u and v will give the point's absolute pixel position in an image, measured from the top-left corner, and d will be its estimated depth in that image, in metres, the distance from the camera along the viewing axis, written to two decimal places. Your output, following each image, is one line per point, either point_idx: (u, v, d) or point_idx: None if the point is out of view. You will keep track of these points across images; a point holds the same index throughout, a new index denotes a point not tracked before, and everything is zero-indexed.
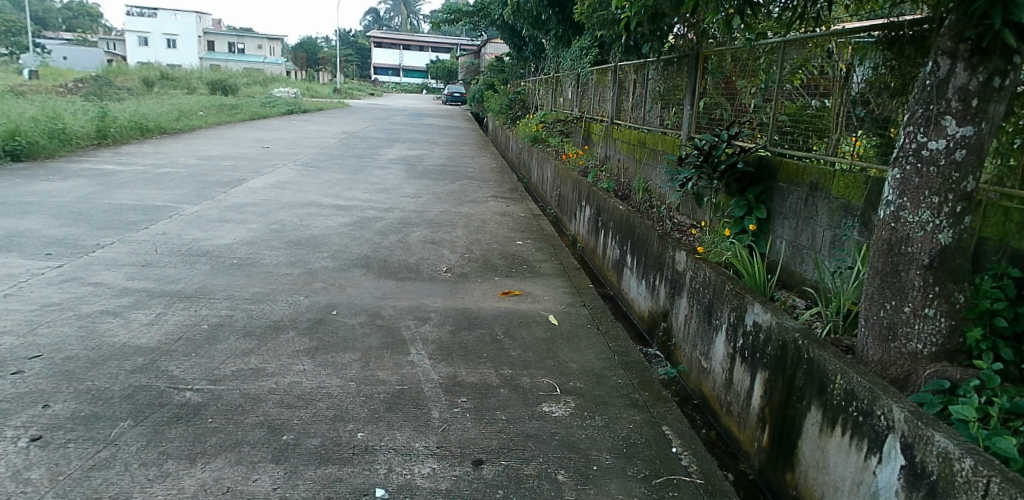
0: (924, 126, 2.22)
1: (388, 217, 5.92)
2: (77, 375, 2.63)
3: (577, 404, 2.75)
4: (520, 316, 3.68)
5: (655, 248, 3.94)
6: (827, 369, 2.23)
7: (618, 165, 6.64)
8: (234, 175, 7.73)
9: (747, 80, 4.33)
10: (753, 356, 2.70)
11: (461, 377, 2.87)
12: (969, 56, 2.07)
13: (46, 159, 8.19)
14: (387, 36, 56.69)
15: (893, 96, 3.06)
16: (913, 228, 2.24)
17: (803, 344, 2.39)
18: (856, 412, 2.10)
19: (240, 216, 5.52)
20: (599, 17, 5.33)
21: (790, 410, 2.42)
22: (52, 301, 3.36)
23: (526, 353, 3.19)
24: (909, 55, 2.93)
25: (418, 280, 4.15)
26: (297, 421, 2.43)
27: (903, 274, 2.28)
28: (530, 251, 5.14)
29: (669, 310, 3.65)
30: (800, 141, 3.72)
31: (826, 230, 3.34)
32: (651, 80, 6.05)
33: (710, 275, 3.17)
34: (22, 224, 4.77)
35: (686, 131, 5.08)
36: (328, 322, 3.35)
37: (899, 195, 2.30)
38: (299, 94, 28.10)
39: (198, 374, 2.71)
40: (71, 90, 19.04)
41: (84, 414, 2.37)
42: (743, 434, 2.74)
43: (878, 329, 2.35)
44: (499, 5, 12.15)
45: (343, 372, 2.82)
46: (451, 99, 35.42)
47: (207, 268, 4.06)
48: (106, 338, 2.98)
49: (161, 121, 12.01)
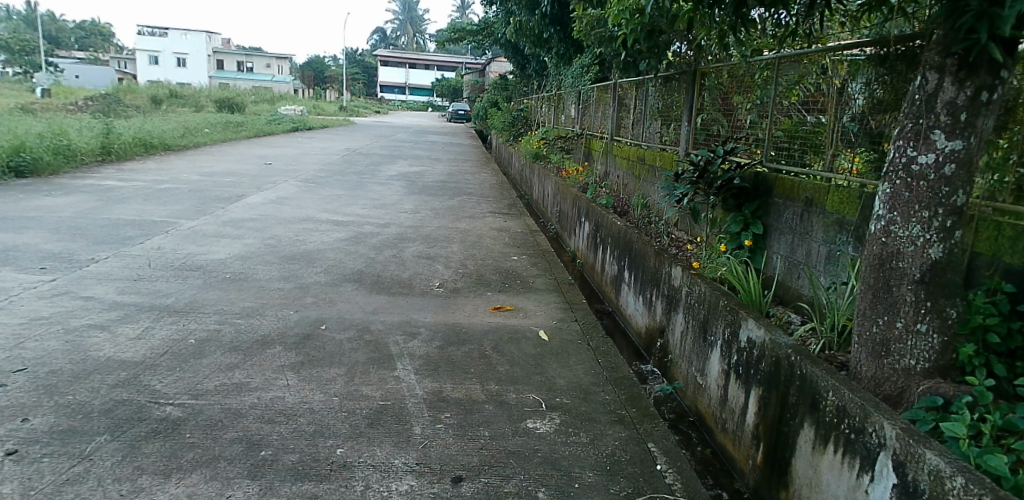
0: (913, 141, 2.21)
1: (385, 233, 5.91)
2: (59, 388, 2.62)
3: (562, 420, 2.72)
4: (510, 331, 3.64)
5: (651, 263, 3.94)
6: (819, 385, 2.21)
7: (617, 181, 6.67)
8: (234, 191, 7.77)
9: (743, 96, 4.34)
10: (748, 372, 2.68)
11: (446, 393, 2.85)
12: (956, 71, 2.07)
13: (50, 176, 8.25)
14: (393, 56, 57.61)
15: (886, 112, 3.06)
16: (904, 243, 2.23)
17: (796, 360, 2.37)
18: (848, 429, 2.07)
19: (237, 232, 5.53)
20: (597, 34, 5.43)
21: (783, 428, 2.39)
22: (40, 314, 3.36)
23: (513, 368, 3.16)
24: (901, 71, 2.96)
25: (410, 295, 4.14)
26: (277, 437, 2.40)
27: (895, 289, 2.26)
28: (525, 267, 5.12)
29: (665, 327, 3.64)
30: (796, 157, 3.71)
31: (821, 244, 3.33)
32: (649, 97, 6.09)
33: (705, 290, 3.17)
34: (19, 238, 4.79)
35: (684, 147, 5.10)
36: (316, 337, 3.33)
37: (889, 209, 2.29)
38: (305, 112, 28.44)
39: (180, 388, 2.69)
40: (80, 107, 19.46)
41: (61, 428, 2.36)
42: (738, 452, 2.71)
43: (871, 345, 2.33)
44: (501, 25, 12.37)
45: (327, 388, 2.80)
46: (456, 116, 35.71)
47: (199, 283, 4.06)
48: (91, 352, 2.96)
49: (166, 138, 12.13)
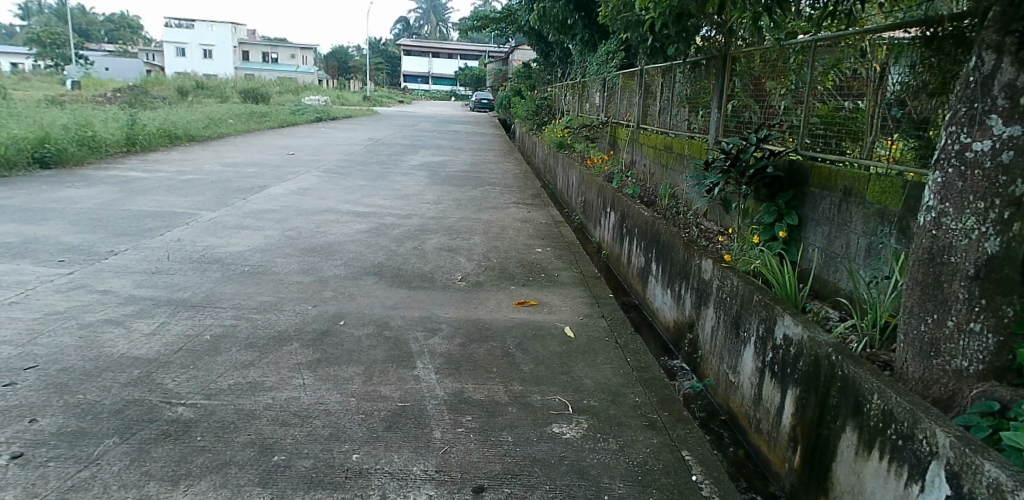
0: (968, 126, 2.04)
1: (406, 224, 5.82)
2: (69, 387, 2.57)
3: (590, 425, 2.60)
4: (534, 328, 3.52)
5: (680, 255, 3.79)
6: (863, 387, 2.06)
7: (644, 170, 6.50)
8: (256, 181, 7.74)
9: (776, 81, 4.15)
10: (784, 371, 2.53)
11: (467, 394, 2.74)
12: (1016, 50, 1.90)
13: (75, 167, 8.30)
14: (416, 46, 57.55)
15: (932, 97, 2.89)
16: (956, 236, 2.06)
17: (837, 360, 2.22)
18: (895, 435, 1.92)
19: (257, 223, 5.49)
20: (623, 19, 5.25)
21: (822, 431, 2.25)
22: (55, 309, 3.32)
23: (538, 368, 3.05)
24: (949, 53, 2.78)
25: (431, 289, 4.04)
26: (290, 441, 2.32)
27: (947, 286, 2.10)
28: (550, 259, 4.99)
29: (695, 321, 3.50)
30: (833, 144, 3.53)
31: (861, 236, 3.16)
32: (677, 83, 5.89)
33: (738, 283, 3.02)
34: (40, 230, 4.78)
35: (714, 135, 4.92)
36: (334, 333, 3.24)
37: (941, 200, 2.13)
38: (328, 102, 28.53)
39: (193, 388, 2.62)
40: (109, 98, 19.71)
41: (69, 429, 2.30)
42: (773, 454, 2.57)
43: (919, 345, 2.18)
44: (524, 13, 12.18)
45: (344, 387, 2.71)
46: (479, 105, 35.54)
47: (217, 276, 4.00)
48: (104, 349, 2.91)
49: (190, 128, 12.18)
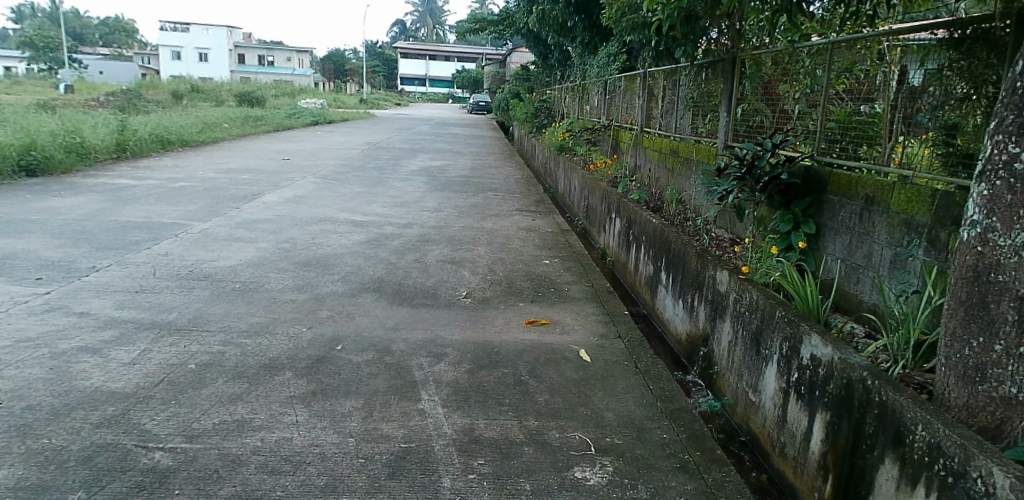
0: (1017, 134, 1.81)
1: (406, 234, 5.61)
2: (34, 430, 2.35)
3: (615, 468, 2.39)
4: (547, 351, 3.31)
5: (692, 265, 3.58)
6: (904, 416, 1.86)
7: (649, 175, 6.29)
8: (249, 189, 7.53)
9: (789, 84, 3.94)
10: (811, 394, 2.32)
11: (478, 431, 2.53)
12: None
13: (62, 174, 8.08)
14: (413, 48, 57.41)
15: (962, 102, 2.68)
16: (1005, 254, 1.84)
17: (873, 385, 2.01)
18: (943, 471, 1.72)
19: (250, 235, 5.27)
20: (628, 21, 5.04)
21: (857, 461, 2.04)
22: (28, 335, 3.10)
23: (554, 399, 2.84)
24: (982, 58, 2.58)
25: (434, 307, 3.82)
26: (280, 493, 2.10)
27: (993, 307, 1.87)
28: (558, 272, 4.78)
29: (709, 336, 3.29)
30: (850, 150, 3.31)
31: (886, 247, 2.95)
32: (682, 86, 5.68)
33: (757, 298, 2.80)
34: (19, 244, 4.56)
35: (721, 140, 4.69)
36: (331, 360, 3.03)
37: (987, 214, 1.90)
38: (325, 105, 28.33)
39: (174, 429, 2.41)
40: (103, 102, 19.48)
41: (30, 483, 2.08)
42: (800, 482, 2.35)
43: (963, 370, 1.96)
44: (523, 15, 11.99)
45: (342, 425, 2.49)
46: (477, 108, 35.37)
47: (205, 295, 3.79)
48: (77, 382, 2.69)
49: (183, 133, 11.97)
